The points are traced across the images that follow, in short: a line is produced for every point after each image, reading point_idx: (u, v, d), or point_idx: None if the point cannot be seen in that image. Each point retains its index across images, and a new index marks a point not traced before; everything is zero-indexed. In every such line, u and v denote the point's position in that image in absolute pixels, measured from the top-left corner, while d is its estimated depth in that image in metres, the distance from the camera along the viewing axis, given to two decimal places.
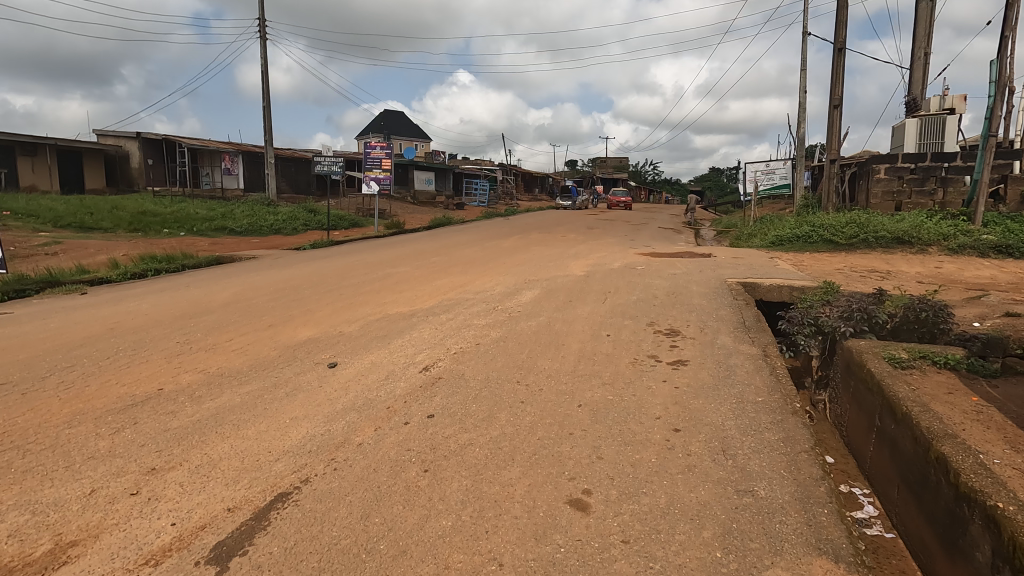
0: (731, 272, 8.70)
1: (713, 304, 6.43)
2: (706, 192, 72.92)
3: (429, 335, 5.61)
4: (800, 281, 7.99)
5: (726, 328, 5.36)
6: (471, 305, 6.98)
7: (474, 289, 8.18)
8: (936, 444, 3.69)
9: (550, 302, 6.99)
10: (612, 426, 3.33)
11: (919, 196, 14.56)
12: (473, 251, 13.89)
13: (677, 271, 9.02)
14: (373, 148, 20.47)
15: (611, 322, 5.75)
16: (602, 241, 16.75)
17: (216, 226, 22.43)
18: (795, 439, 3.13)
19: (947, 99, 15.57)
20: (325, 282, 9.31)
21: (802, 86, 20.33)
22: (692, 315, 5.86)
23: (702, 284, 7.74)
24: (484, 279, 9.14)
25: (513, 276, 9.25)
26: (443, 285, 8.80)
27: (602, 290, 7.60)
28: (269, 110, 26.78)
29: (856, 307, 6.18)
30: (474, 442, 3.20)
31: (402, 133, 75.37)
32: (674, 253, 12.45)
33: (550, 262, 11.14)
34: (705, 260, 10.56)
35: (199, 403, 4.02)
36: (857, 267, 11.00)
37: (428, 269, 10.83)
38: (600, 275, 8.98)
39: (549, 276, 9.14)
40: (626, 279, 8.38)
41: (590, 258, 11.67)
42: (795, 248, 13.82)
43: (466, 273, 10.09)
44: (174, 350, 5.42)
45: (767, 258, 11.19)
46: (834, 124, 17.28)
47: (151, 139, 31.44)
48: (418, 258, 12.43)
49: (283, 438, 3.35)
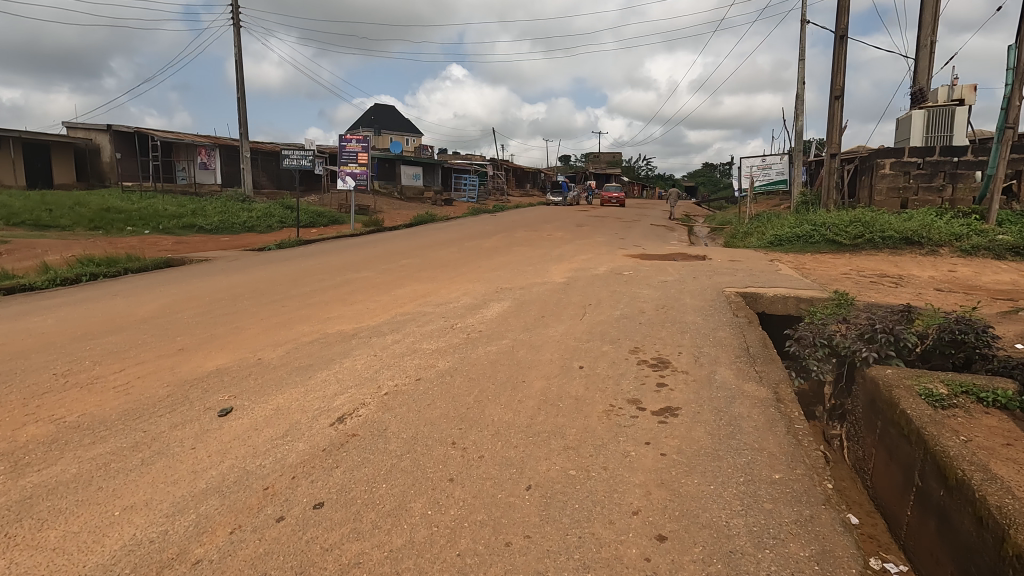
0: (729, 279, 7.71)
1: (710, 322, 5.42)
2: (698, 187, 72.12)
3: (363, 366, 4.57)
4: (807, 291, 7.00)
5: (726, 357, 4.37)
6: (427, 323, 5.93)
7: (436, 300, 7.14)
8: (1016, 534, 2.68)
9: (519, 319, 5.96)
10: (568, 529, 2.31)
11: (927, 192, 13.64)
12: (450, 252, 12.81)
13: (668, 277, 8.02)
14: (349, 140, 19.37)
15: (586, 349, 4.73)
16: (590, 241, 15.74)
17: (184, 224, 21.22)
18: (837, 560, 2.11)
19: (956, 89, 14.54)
20: (271, 291, 8.22)
21: (801, 76, 19.36)
22: (685, 340, 4.85)
23: (696, 295, 6.74)
24: (451, 287, 8.10)
25: (484, 284, 8.21)
26: (402, 294, 7.74)
27: (581, 303, 6.58)
28: (244, 101, 25.56)
29: (880, 327, 5.18)
30: (362, 563, 2.16)
31: (392, 127, 73.89)
32: (666, 256, 11.45)
33: (529, 266, 10.10)
34: (699, 263, 9.56)
35: (18, 478, 2.97)
36: (865, 271, 10.03)
37: (394, 273, 9.78)
38: (581, 282, 7.97)
39: (524, 283, 8.13)
40: (611, 288, 7.36)
41: (574, 261, 10.66)
42: (795, 249, 12.86)
43: (434, 279, 9.06)
44: (42, 388, 4.33)
45: (767, 262, 10.21)
46: (835, 116, 16.32)
47: (122, 132, 29.93)
48: (387, 261, 11.35)
49: (89, 552, 2.30)
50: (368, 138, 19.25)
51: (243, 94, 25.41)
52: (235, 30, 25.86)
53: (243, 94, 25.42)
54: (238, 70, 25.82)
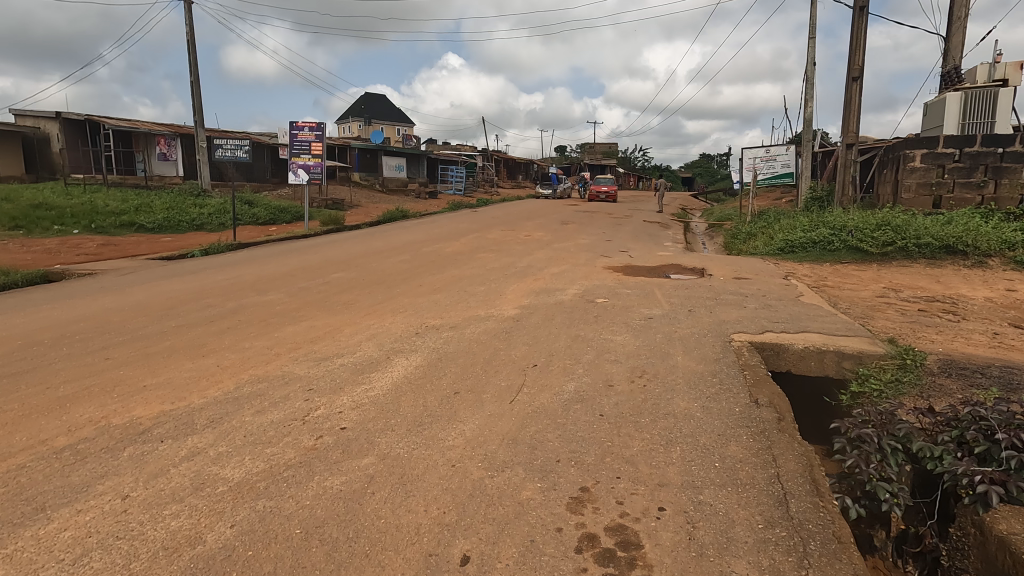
0: (737, 314, 5.62)
1: (714, 416, 3.33)
2: (696, 178, 69.99)
3: (68, 542, 2.42)
4: (848, 337, 4.92)
5: (745, 533, 2.29)
6: (274, 407, 3.82)
7: (323, 352, 5.03)
8: None
9: (418, 399, 3.84)
10: None
11: (964, 189, 11.57)
12: (398, 262, 10.67)
13: (653, 310, 5.96)
14: (301, 129, 17.01)
15: (492, 496, 2.61)
16: (571, 244, 13.68)
17: (122, 222, 18.92)
18: None
19: (998, 67, 12.35)
20: (117, 327, 6.06)
21: (811, 57, 17.27)
22: (673, 474, 2.74)
23: (691, 347, 4.63)
24: (361, 324, 5.99)
25: (407, 319, 6.12)
26: (287, 336, 5.61)
27: (524, 361, 4.49)
28: (198, 85, 23.26)
29: (1001, 437, 3.04)
30: None
31: (380, 116, 71.39)
32: (655, 269, 9.36)
33: (482, 285, 7.99)
34: (697, 284, 7.47)
35: None
36: (905, 293, 7.98)
37: (307, 295, 7.66)
38: (536, 317, 5.91)
39: (460, 318, 6.03)
40: (574, 331, 5.24)
41: (540, 277, 8.57)
42: (810, 258, 10.79)
43: (351, 306, 6.94)
44: None
45: (780, 279, 8.13)
46: (852, 100, 14.20)
47: (72, 119, 27.37)
48: (312, 275, 9.20)
49: None
50: (322, 126, 16.93)
51: (196, 78, 23.06)
52: (187, 7, 23.50)
53: (197, 78, 23.07)
54: (192, 51, 23.52)
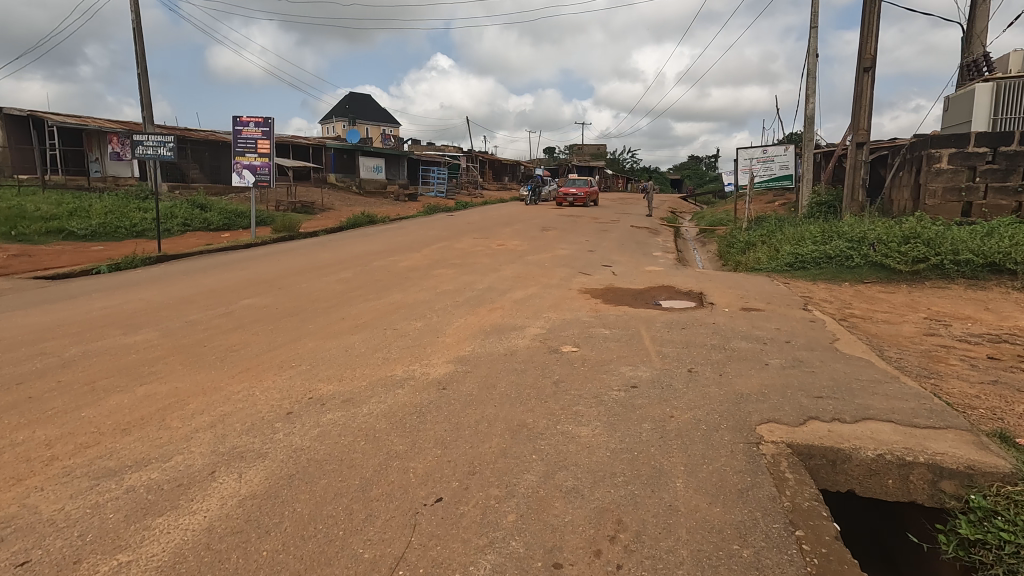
0: (762, 383, 3.85)
1: None
2: (687, 180, 68.51)
3: None
4: (932, 429, 3.19)
5: None
6: None
7: (120, 459, 3.18)
8: None
9: None
10: None
11: (998, 195, 9.98)
12: (333, 281, 8.85)
13: (639, 371, 4.17)
14: (245, 124, 15.07)
15: None
16: (547, 256, 11.94)
17: (50, 229, 16.84)
18: None
19: None
20: None
21: (814, 47, 15.67)
22: None
23: (698, 458, 2.85)
24: (219, 393, 4.14)
25: (290, 383, 4.28)
26: (95, 418, 3.74)
27: (419, 492, 2.67)
28: (144, 78, 21.18)
29: None
30: None
31: (363, 117, 69.27)
32: (641, 292, 7.65)
33: (420, 320, 6.19)
34: (697, 320, 5.70)
35: None
36: (957, 327, 6.31)
37: (184, 336, 5.79)
38: (470, 382, 4.11)
39: (363, 383, 4.21)
40: (518, 416, 3.45)
41: (497, 307, 6.77)
42: (825, 276, 9.16)
43: (232, 356, 5.09)
44: None
45: (800, 311, 6.42)
46: (863, 94, 12.58)
47: (15, 116, 25.17)
48: (215, 303, 7.32)
49: None
50: (269, 122, 14.99)
51: (143, 71, 21.03)
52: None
53: (143, 69, 21.01)
54: (139, 42, 21.46)
